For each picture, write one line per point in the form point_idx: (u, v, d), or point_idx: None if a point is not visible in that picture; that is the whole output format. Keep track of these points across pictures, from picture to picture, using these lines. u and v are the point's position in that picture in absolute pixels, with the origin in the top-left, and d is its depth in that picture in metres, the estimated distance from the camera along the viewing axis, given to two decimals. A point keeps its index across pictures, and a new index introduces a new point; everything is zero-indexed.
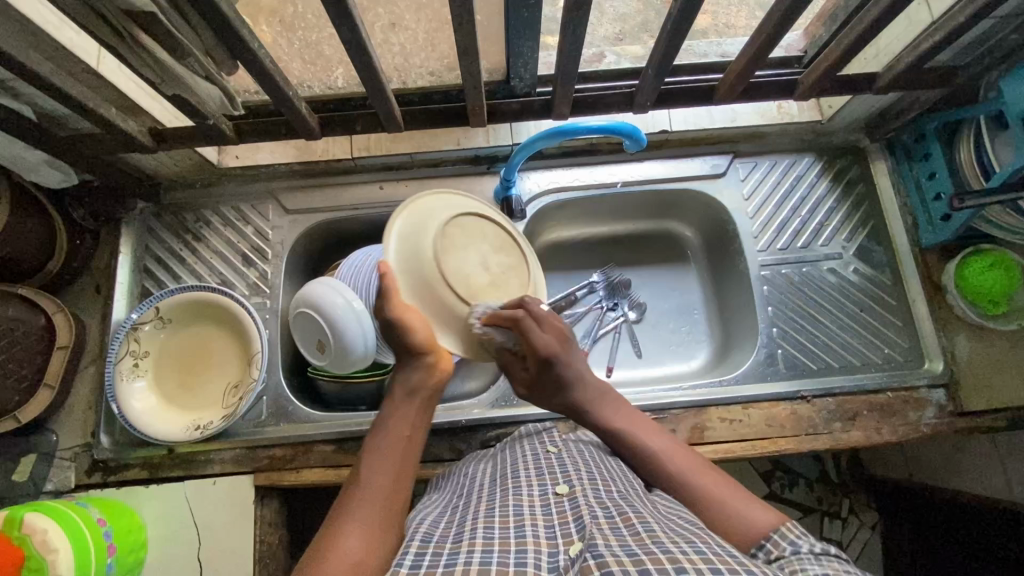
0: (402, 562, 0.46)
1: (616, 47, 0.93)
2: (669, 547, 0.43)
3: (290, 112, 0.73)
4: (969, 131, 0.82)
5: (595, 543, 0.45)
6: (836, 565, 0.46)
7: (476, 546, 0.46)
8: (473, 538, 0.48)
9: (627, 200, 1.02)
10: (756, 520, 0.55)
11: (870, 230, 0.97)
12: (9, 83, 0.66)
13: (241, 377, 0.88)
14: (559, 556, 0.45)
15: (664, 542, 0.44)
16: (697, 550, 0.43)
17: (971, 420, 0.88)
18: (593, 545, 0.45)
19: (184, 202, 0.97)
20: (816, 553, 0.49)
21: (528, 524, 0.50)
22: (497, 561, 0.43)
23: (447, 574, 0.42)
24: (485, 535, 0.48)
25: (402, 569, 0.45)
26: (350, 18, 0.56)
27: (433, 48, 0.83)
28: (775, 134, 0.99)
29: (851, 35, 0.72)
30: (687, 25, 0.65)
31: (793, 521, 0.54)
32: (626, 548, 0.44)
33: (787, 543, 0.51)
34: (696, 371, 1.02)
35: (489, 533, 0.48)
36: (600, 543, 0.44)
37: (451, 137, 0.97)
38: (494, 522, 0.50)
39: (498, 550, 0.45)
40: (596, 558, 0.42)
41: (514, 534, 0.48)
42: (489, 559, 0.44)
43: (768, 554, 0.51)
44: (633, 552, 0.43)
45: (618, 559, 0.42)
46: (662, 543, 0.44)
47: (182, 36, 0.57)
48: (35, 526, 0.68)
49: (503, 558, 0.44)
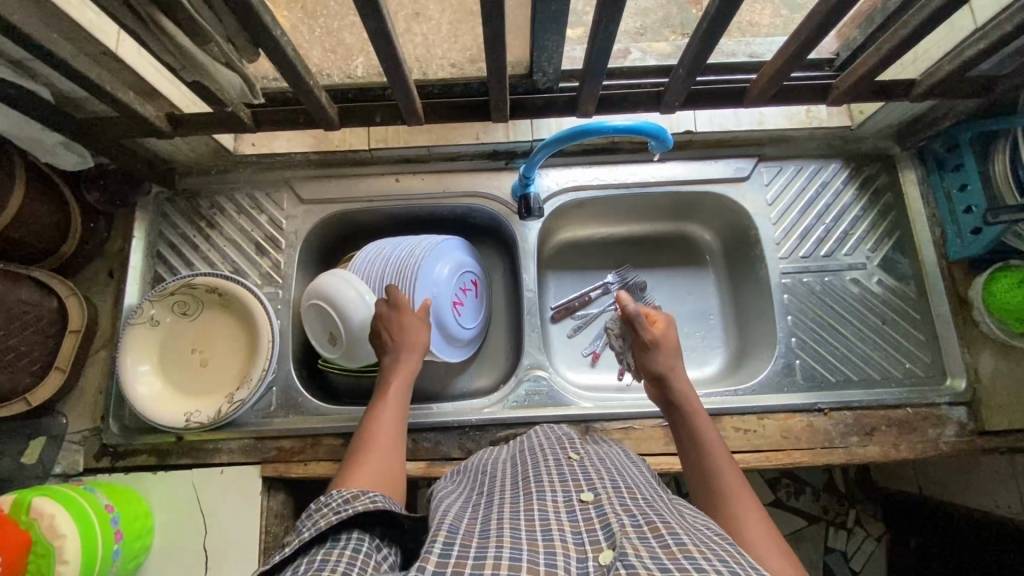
0: (430, 550, 0.45)
1: (639, 43, 0.90)
2: (702, 563, 0.42)
3: (310, 102, 0.71)
4: (1004, 144, 0.80)
5: (626, 552, 0.43)
6: None
7: (504, 543, 0.46)
8: (501, 536, 0.47)
9: (647, 201, 1.00)
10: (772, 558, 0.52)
11: (895, 241, 0.95)
12: (26, 62, 0.65)
13: (247, 369, 0.87)
14: (588, 563, 0.44)
15: (696, 557, 0.42)
16: (731, 569, 0.41)
17: (993, 439, 0.86)
18: (623, 554, 0.43)
19: (199, 188, 0.96)
20: None
21: (554, 529, 0.48)
22: (527, 558, 0.43)
23: (478, 569, 0.42)
24: (513, 536, 0.47)
25: (432, 556, 0.44)
26: (376, 8, 0.55)
27: (456, 40, 0.79)
28: (802, 139, 0.97)
29: (891, 40, 0.69)
30: (723, 26, 0.63)
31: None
32: (657, 560, 0.42)
33: None
34: (709, 378, 1.00)
35: (516, 533, 0.47)
36: (631, 553, 0.43)
37: (469, 131, 0.95)
38: (519, 525, 0.49)
39: (527, 549, 0.45)
40: (628, 569, 0.41)
41: (540, 537, 0.47)
42: (518, 556, 0.44)
43: None
44: (666, 566, 0.41)
45: (649, 572, 0.41)
46: (693, 558, 0.42)
47: (204, 22, 0.55)
48: (42, 508, 0.68)
49: (532, 558, 0.44)
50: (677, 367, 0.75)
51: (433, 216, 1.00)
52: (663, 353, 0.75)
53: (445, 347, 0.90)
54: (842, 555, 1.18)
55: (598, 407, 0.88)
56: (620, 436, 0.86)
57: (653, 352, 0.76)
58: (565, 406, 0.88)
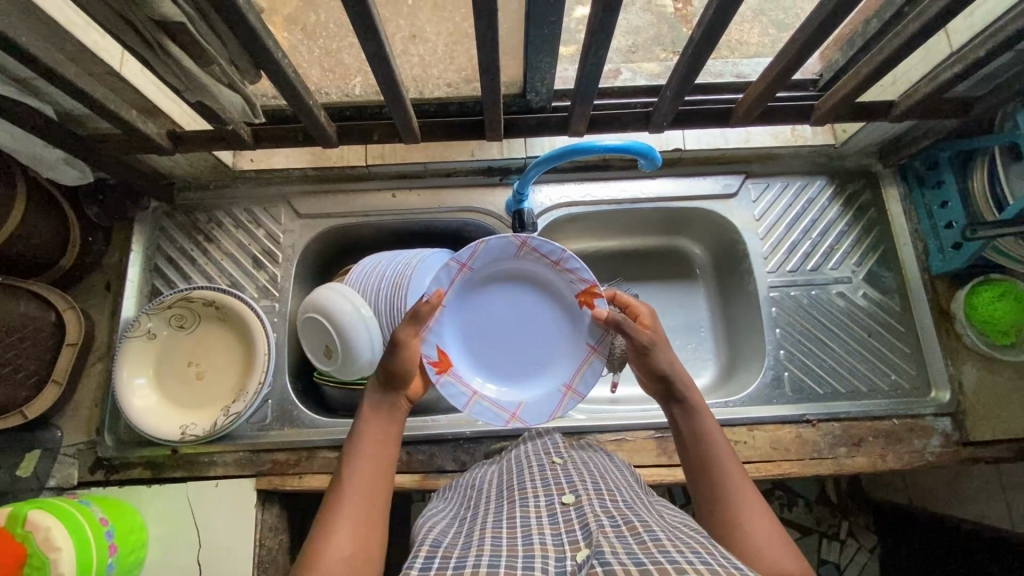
0: (412, 565, 0.46)
1: (630, 63, 0.93)
2: (675, 555, 0.43)
3: (309, 121, 0.73)
4: (982, 161, 0.82)
5: (602, 550, 0.44)
6: None
7: (485, 552, 0.46)
8: (483, 545, 0.48)
9: (638, 216, 1.02)
10: (784, 560, 0.52)
11: (880, 256, 0.97)
12: (31, 82, 0.66)
13: (242, 382, 0.87)
14: (567, 562, 0.45)
15: (670, 551, 0.44)
16: (702, 559, 0.43)
17: (978, 450, 0.87)
18: (599, 551, 0.44)
19: (196, 203, 0.98)
20: None
21: (534, 533, 0.50)
22: (506, 565, 0.44)
23: None
24: (494, 543, 0.48)
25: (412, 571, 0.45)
26: (375, 33, 0.57)
27: (451, 61, 0.82)
28: (788, 156, 1.00)
29: (871, 64, 0.72)
30: (708, 50, 0.65)
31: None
32: (633, 555, 0.43)
33: None
34: (700, 389, 1.02)
35: (497, 541, 0.48)
36: (607, 550, 0.44)
37: (465, 148, 0.98)
38: (501, 532, 0.50)
39: (506, 555, 0.46)
40: (603, 565, 0.42)
41: (521, 542, 0.48)
42: (497, 563, 0.44)
43: None
44: (640, 560, 0.42)
45: (625, 567, 0.41)
46: (667, 551, 0.44)
47: (208, 44, 0.58)
48: (38, 523, 0.68)
49: (511, 563, 0.44)
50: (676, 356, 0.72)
51: (427, 231, 1.02)
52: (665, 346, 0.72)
53: (458, 402, 0.82)
54: (835, 566, 1.19)
55: (592, 419, 0.89)
56: (613, 448, 0.88)
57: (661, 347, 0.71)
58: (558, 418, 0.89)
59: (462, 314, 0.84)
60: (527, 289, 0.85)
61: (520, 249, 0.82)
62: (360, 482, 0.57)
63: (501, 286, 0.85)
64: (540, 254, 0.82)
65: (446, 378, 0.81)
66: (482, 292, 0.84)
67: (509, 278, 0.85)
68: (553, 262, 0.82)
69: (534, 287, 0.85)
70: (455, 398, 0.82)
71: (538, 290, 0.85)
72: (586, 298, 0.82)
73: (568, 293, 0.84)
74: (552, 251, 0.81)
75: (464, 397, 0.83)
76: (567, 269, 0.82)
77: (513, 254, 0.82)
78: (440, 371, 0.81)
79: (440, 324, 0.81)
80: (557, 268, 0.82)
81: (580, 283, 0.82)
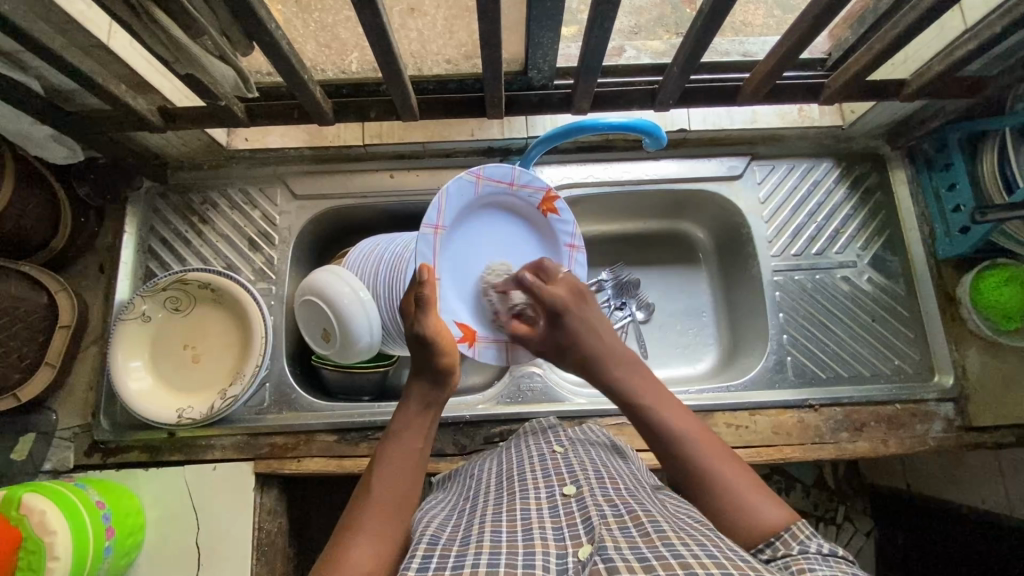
0: (409, 566, 0.45)
1: (634, 41, 0.90)
2: (680, 548, 0.42)
3: (304, 97, 0.71)
4: (992, 143, 0.81)
5: (605, 546, 0.44)
6: (846, 569, 0.46)
7: (484, 548, 0.46)
8: (481, 541, 0.47)
9: (640, 199, 1.01)
10: (760, 509, 0.53)
11: (886, 240, 0.96)
12: (17, 54, 0.64)
13: (239, 364, 0.86)
14: (568, 558, 0.44)
15: (674, 544, 0.43)
16: (708, 552, 0.42)
17: (979, 435, 0.87)
18: (602, 548, 0.44)
19: (190, 183, 0.96)
20: (825, 554, 0.48)
21: (535, 527, 0.49)
22: (506, 562, 0.43)
23: None
24: (493, 538, 0.47)
25: (410, 572, 0.44)
26: (371, 3, 0.55)
27: (451, 35, 0.79)
28: (794, 137, 0.98)
29: (883, 40, 0.70)
30: (716, 25, 0.63)
31: (805, 520, 0.52)
32: (636, 551, 0.43)
33: (796, 542, 0.49)
34: (702, 375, 1.01)
35: (496, 537, 0.47)
36: (610, 546, 0.44)
37: (464, 127, 0.95)
38: (501, 526, 0.49)
39: (506, 551, 0.45)
40: (606, 562, 0.41)
41: (521, 537, 0.47)
42: (496, 561, 0.43)
43: (774, 554, 0.50)
44: (643, 555, 0.42)
45: (628, 564, 0.41)
46: (672, 544, 0.43)
47: (197, 14, 0.55)
48: (33, 507, 0.67)
49: (512, 561, 0.43)
50: (598, 321, 0.70)
51: (425, 213, 1.00)
52: (563, 326, 0.70)
53: (500, 360, 0.77)
54: None
55: (591, 403, 0.88)
56: (614, 432, 0.87)
57: (563, 340, 0.70)
58: (559, 403, 0.89)
59: (453, 276, 0.75)
60: (495, 219, 0.78)
61: (477, 184, 0.73)
62: (382, 496, 0.55)
63: (471, 228, 0.76)
64: (495, 181, 0.74)
65: (479, 347, 0.75)
66: (457, 243, 0.74)
67: (475, 217, 0.76)
68: (507, 185, 0.76)
69: (500, 215, 0.78)
70: (497, 358, 0.77)
71: (504, 217, 0.79)
72: (546, 206, 0.79)
73: (529, 207, 0.79)
74: (506, 172, 0.74)
75: (504, 352, 0.77)
76: (523, 186, 0.76)
77: (472, 192, 0.73)
78: (470, 344, 0.74)
79: (443, 300, 0.73)
80: (513, 188, 0.76)
81: (538, 193, 0.78)
